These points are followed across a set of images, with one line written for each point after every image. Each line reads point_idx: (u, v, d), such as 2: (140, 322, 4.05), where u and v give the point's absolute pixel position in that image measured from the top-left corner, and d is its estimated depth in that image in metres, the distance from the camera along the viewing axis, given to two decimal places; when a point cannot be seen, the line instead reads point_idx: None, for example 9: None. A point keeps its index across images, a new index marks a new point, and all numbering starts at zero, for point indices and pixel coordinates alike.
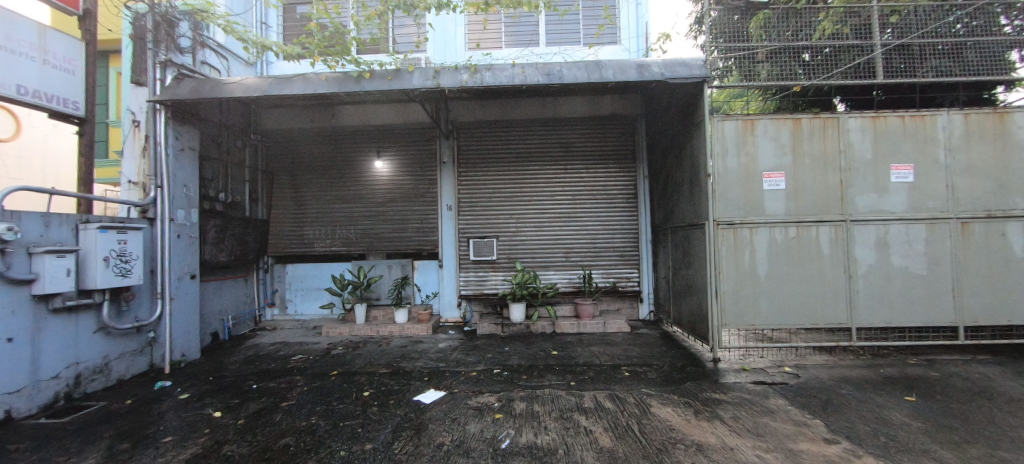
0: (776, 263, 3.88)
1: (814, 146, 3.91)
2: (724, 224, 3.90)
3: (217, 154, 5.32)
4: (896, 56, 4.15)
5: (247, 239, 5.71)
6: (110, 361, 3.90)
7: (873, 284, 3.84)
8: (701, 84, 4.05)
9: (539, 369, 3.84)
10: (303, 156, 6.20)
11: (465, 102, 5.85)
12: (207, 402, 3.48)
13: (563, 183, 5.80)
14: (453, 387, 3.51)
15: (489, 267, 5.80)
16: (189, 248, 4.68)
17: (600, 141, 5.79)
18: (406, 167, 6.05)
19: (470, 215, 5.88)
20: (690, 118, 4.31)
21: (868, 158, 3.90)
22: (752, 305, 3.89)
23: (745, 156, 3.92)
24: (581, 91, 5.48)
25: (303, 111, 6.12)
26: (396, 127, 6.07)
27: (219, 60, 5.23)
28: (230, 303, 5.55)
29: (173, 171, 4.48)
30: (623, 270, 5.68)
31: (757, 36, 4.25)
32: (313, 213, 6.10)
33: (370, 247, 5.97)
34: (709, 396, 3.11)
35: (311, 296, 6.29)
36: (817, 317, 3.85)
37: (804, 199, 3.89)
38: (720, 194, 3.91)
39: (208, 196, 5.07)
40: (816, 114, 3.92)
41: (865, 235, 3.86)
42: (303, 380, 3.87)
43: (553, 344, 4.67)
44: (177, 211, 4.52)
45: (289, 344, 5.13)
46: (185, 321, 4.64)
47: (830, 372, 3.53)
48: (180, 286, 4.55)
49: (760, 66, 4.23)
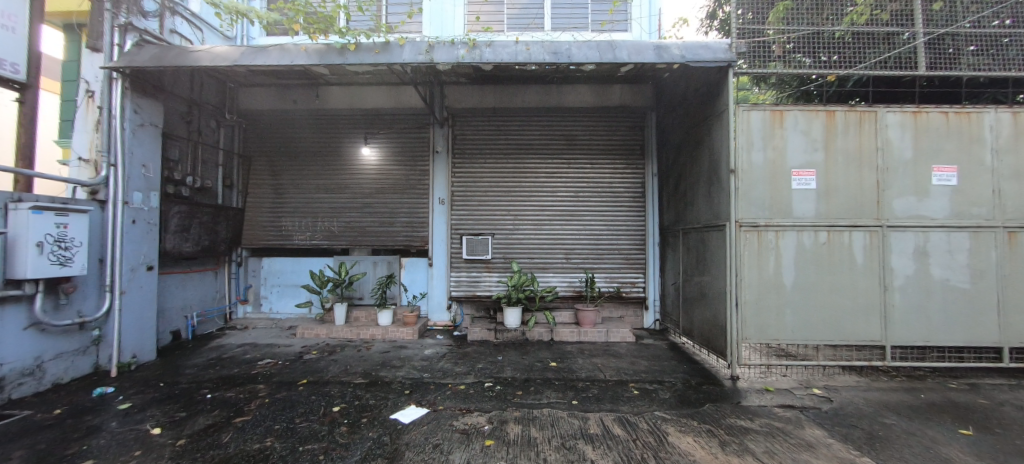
0: (803, 272, 3.48)
1: (848, 143, 3.51)
2: (748, 225, 3.48)
3: (186, 132, 4.83)
4: (941, 44, 3.73)
5: (217, 229, 5.19)
6: (44, 362, 3.38)
7: (910, 297, 3.45)
8: (724, 69, 3.64)
9: (536, 384, 3.39)
10: (282, 142, 5.68)
11: (462, 86, 5.37)
12: (149, 415, 2.98)
13: (565, 178, 5.36)
14: (437, 404, 3.04)
15: (483, 267, 5.35)
16: (146, 236, 4.17)
17: (607, 134, 5.37)
18: (396, 155, 5.57)
19: (464, 211, 5.42)
20: (710, 108, 3.89)
21: (908, 157, 3.51)
22: (776, 318, 3.47)
23: (772, 150, 3.52)
24: (589, 76, 4.98)
25: (284, 92, 5.60)
26: (385, 112, 5.58)
27: (192, 31, 4.71)
28: (195, 298, 5.02)
29: (129, 148, 3.97)
30: (628, 275, 5.26)
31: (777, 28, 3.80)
32: (292, 203, 5.59)
33: (355, 242, 5.49)
34: (734, 424, 2.67)
35: (287, 293, 5.78)
36: (849, 334, 3.44)
37: (836, 200, 3.49)
38: (743, 193, 3.50)
39: (173, 179, 4.57)
40: (852, 107, 3.52)
41: (902, 243, 3.47)
42: (268, 389, 3.39)
43: (552, 353, 4.22)
44: (132, 193, 4.01)
45: (258, 346, 4.62)
46: (139, 318, 4.11)
47: (866, 397, 3.12)
48: (133, 278, 4.03)
49: (773, 63, 3.77)
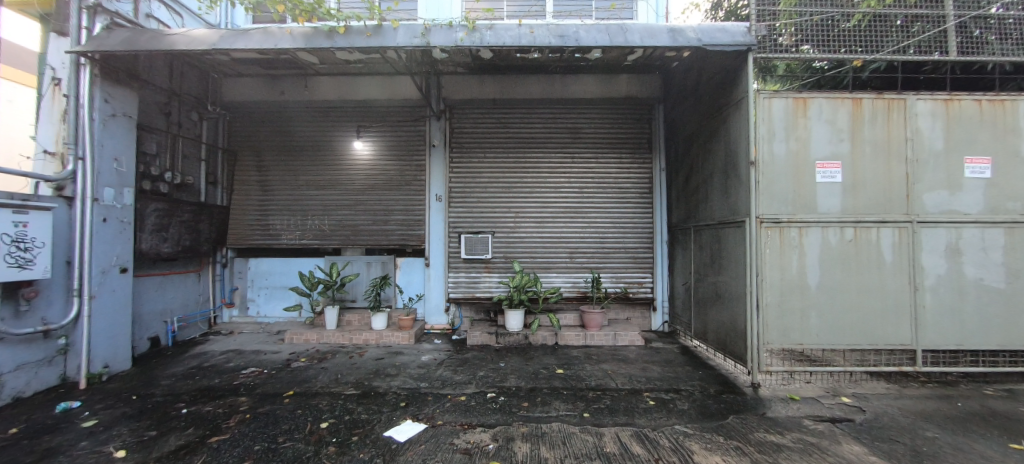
0: (829, 271, 3.25)
1: (876, 133, 3.28)
2: (769, 222, 3.24)
3: (164, 124, 4.50)
4: (971, 27, 3.50)
5: (199, 228, 4.88)
6: (2, 375, 3.06)
7: (942, 298, 3.22)
8: (743, 54, 3.39)
9: (542, 394, 3.12)
10: (269, 136, 5.37)
11: (460, 76, 5.09)
12: (115, 434, 2.69)
13: (569, 174, 5.10)
14: (435, 418, 2.77)
15: (482, 267, 5.09)
16: (120, 236, 3.85)
17: (613, 127, 5.12)
18: (391, 149, 5.28)
19: (462, 208, 5.14)
20: (725, 96, 3.65)
21: (939, 148, 3.28)
22: (800, 322, 3.24)
23: (795, 140, 3.28)
24: (595, 64, 4.71)
25: (271, 83, 5.28)
26: (379, 104, 5.28)
27: (171, 16, 4.39)
28: (176, 302, 4.71)
29: (99, 140, 3.65)
30: (635, 274, 5.02)
31: (788, 16, 3.54)
32: (280, 200, 5.28)
33: (347, 241, 5.20)
34: (764, 439, 2.42)
35: (276, 295, 5.47)
36: (877, 337, 3.22)
37: (864, 194, 3.26)
38: (764, 187, 3.25)
39: (150, 174, 4.25)
40: (879, 95, 3.29)
41: (933, 240, 3.24)
42: (249, 402, 3.10)
43: (557, 359, 3.96)
44: (103, 189, 3.69)
45: (243, 353, 4.32)
46: (112, 324, 3.78)
47: (900, 406, 2.88)
48: (104, 281, 3.71)
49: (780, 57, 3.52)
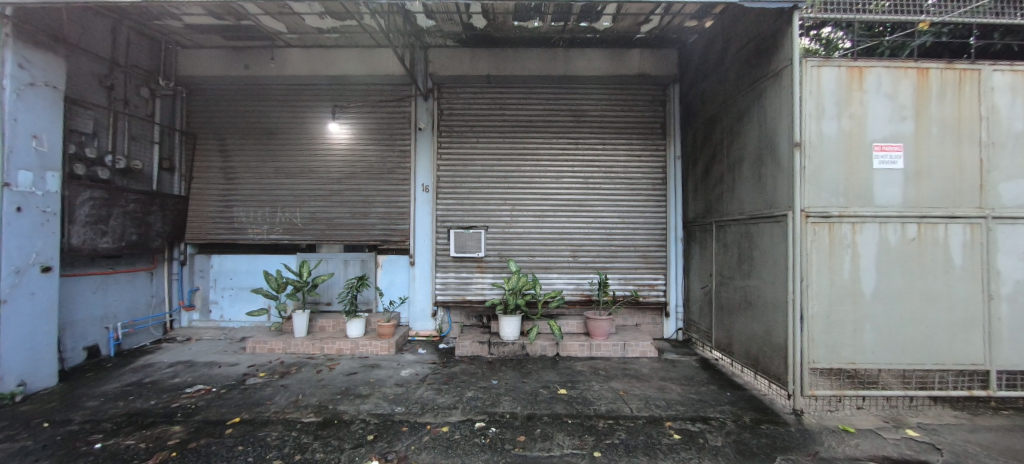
0: (887, 277, 2.71)
1: (944, 110, 2.73)
2: (816, 216, 2.69)
3: (101, 98, 3.86)
4: None
5: (149, 220, 4.26)
6: None
7: (1021, 308, 2.70)
8: (785, 13, 2.75)
9: (542, 424, 2.56)
10: (234, 117, 4.76)
11: (449, 50, 4.46)
12: None
13: (572, 161, 4.53)
14: (408, 459, 2.19)
15: (474, 267, 4.52)
16: (40, 230, 3.17)
17: (622, 109, 4.55)
18: (371, 133, 4.69)
19: (452, 199, 4.57)
20: (760, 66, 3.06)
21: (1018, 130, 2.74)
22: (851, 336, 2.70)
23: (848, 118, 2.72)
24: (602, 36, 4.12)
25: (234, 55, 4.58)
26: (357, 81, 4.65)
27: None
28: (119, 305, 4.10)
29: (10, 112, 2.95)
30: (645, 276, 4.47)
31: None
32: (246, 189, 4.68)
33: (322, 236, 4.60)
34: None
35: (241, 297, 4.88)
36: (943, 356, 2.69)
37: (930, 184, 2.71)
38: (811, 174, 2.69)
39: (84, 156, 3.62)
40: (949, 64, 2.74)
41: (1012, 239, 2.71)
42: (182, 433, 2.50)
43: (559, 375, 3.41)
44: (17, 173, 3.00)
45: (194, 365, 3.72)
46: (29, 335, 3.09)
47: (981, 442, 2.34)
48: (18, 282, 3.02)
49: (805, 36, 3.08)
